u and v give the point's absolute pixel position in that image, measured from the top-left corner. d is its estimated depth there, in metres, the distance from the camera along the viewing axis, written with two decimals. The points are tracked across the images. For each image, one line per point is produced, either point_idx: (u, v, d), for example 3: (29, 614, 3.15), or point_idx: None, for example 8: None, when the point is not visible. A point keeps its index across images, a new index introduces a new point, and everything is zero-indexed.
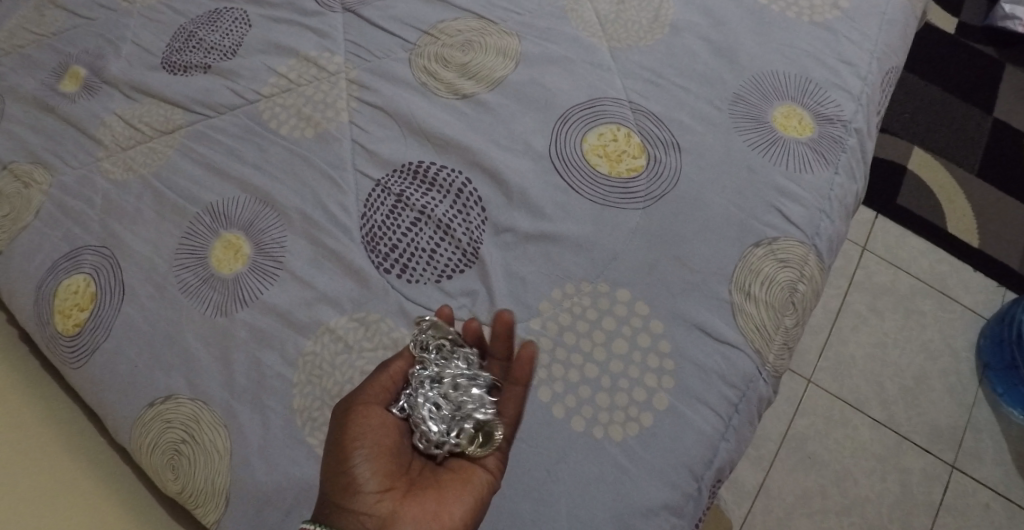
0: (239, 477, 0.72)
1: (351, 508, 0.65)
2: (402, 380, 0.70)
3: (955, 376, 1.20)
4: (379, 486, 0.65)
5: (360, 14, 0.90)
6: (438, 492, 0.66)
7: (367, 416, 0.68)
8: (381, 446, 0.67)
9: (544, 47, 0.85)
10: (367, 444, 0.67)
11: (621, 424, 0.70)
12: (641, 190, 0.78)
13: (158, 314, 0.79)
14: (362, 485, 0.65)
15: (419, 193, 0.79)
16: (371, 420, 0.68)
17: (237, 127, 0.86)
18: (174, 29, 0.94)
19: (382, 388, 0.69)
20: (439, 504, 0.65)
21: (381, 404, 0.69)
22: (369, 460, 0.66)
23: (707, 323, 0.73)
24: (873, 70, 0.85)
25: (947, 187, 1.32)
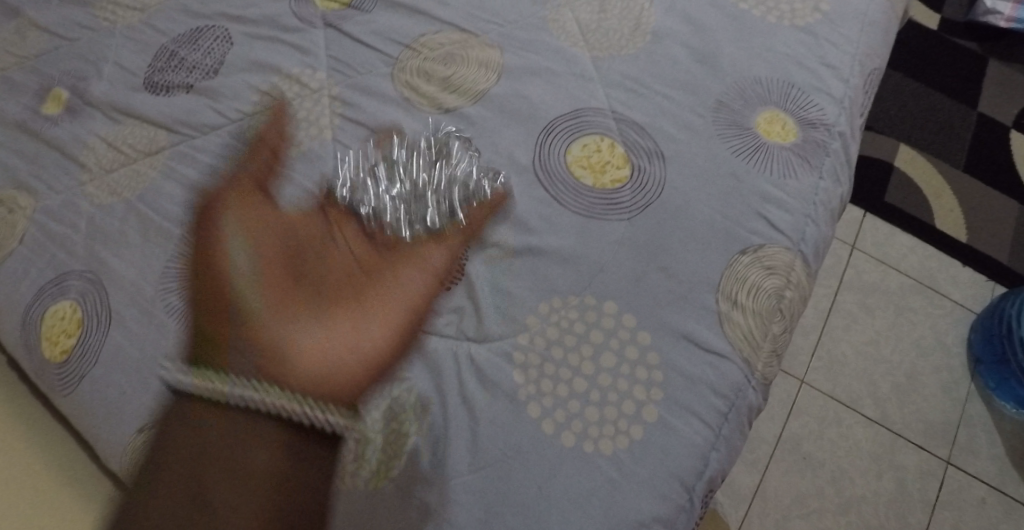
0: (187, 414, 0.72)
1: (254, 364, 0.72)
2: (280, 176, 0.82)
3: (947, 371, 1.20)
4: (290, 318, 0.75)
5: (341, 29, 0.90)
6: (361, 311, 0.75)
7: (238, 200, 0.79)
8: (278, 274, 0.76)
9: (526, 59, 0.85)
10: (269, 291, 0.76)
11: (611, 438, 0.70)
12: (626, 200, 0.78)
13: (145, 338, 0.78)
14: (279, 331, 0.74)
15: (403, 210, 0.79)
16: (286, 217, 0.79)
17: (221, 147, 0.86)
18: (156, 48, 0.93)
19: (253, 180, 0.80)
20: (351, 292, 0.76)
21: (253, 192, 0.80)
22: (281, 322, 0.74)
23: (694, 333, 0.73)
24: (855, 73, 0.85)
25: (934, 182, 1.32)
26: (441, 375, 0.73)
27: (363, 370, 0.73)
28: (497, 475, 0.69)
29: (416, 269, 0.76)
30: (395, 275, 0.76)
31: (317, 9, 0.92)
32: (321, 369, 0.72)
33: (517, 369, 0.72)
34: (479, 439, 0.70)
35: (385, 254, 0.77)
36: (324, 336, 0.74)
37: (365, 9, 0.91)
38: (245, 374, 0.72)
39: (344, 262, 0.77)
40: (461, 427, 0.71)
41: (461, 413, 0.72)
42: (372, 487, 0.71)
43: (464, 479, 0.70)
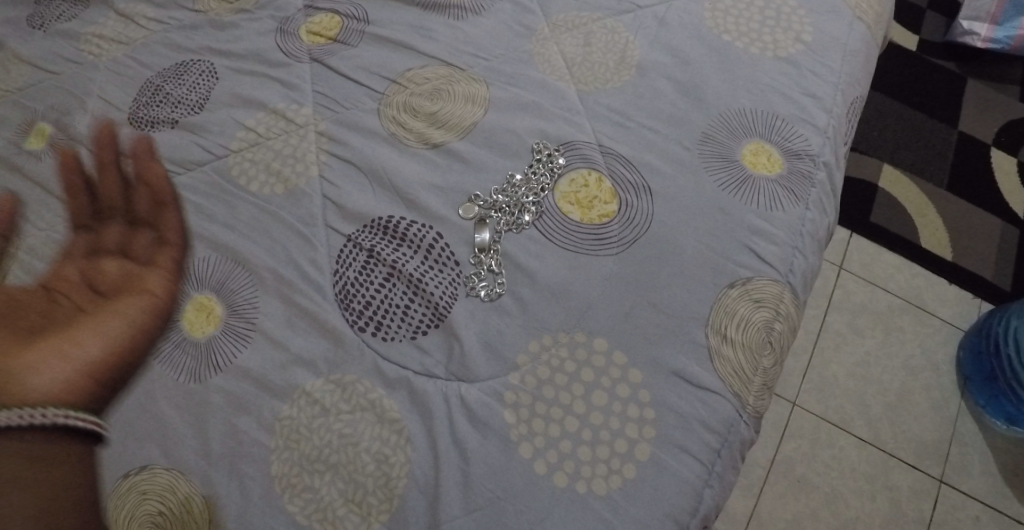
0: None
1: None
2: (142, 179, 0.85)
3: (937, 390, 1.21)
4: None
5: (327, 64, 0.88)
6: (81, 339, 0.76)
7: (112, 166, 0.86)
8: (14, 310, 0.78)
9: (512, 92, 0.85)
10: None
11: (604, 477, 0.71)
12: (613, 236, 0.78)
13: (127, 382, 0.77)
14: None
15: (390, 248, 0.79)
16: (140, 211, 0.83)
17: (206, 184, 0.85)
18: (141, 83, 0.92)
19: (145, 154, 0.87)
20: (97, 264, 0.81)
21: (115, 162, 0.87)
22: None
23: (685, 370, 0.73)
24: (837, 102, 0.85)
25: (918, 201, 1.33)
26: (430, 416, 0.73)
27: (79, 377, 0.74)
28: (489, 517, 0.70)
29: (142, 299, 0.79)
30: (141, 291, 0.79)
31: (301, 42, 0.90)
32: (58, 379, 0.73)
33: (509, 410, 0.73)
34: (472, 481, 0.71)
35: (111, 255, 0.81)
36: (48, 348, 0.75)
37: (350, 43, 0.90)
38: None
39: (80, 297, 0.79)
40: (453, 469, 0.71)
41: (453, 455, 0.72)
42: None
43: (458, 521, 0.70)
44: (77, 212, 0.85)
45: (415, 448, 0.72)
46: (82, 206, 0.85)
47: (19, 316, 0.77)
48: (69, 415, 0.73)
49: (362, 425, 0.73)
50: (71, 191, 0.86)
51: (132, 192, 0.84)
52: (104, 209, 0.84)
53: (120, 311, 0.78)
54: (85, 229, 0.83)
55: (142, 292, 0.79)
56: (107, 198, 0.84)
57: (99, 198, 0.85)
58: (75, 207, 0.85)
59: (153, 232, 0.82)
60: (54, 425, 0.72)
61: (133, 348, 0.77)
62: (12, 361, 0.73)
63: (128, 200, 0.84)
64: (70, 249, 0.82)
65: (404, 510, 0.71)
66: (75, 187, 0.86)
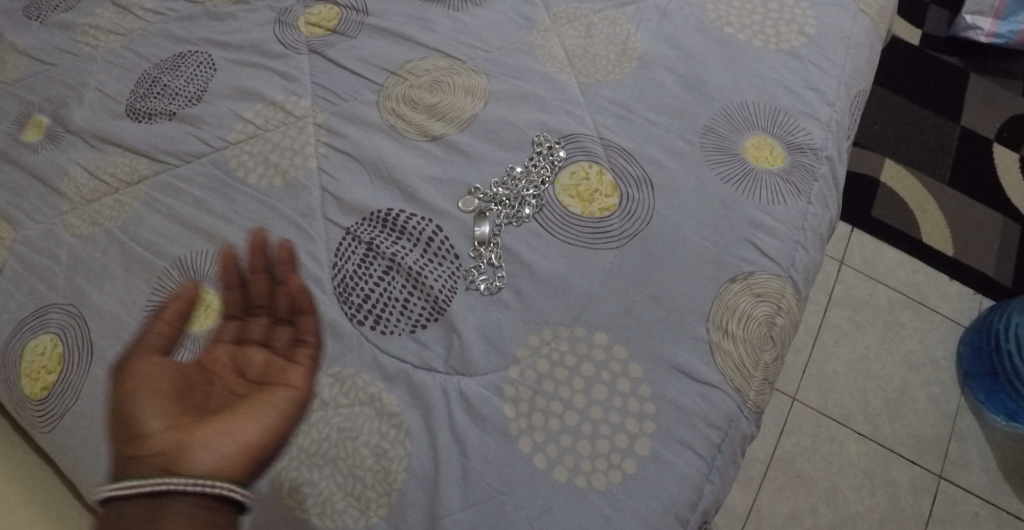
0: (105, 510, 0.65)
1: (140, 446, 0.68)
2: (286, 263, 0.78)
3: (937, 385, 1.20)
4: (146, 399, 0.70)
5: (326, 56, 0.88)
6: (227, 423, 0.69)
7: (258, 254, 0.79)
8: (167, 389, 0.71)
9: (512, 85, 0.84)
10: (149, 396, 0.70)
11: (604, 472, 0.70)
12: (614, 229, 0.77)
13: (264, 463, 0.70)
14: (150, 429, 0.68)
15: (390, 241, 0.79)
16: (274, 297, 0.77)
17: (204, 176, 0.84)
18: (138, 74, 0.91)
19: (284, 255, 0.78)
20: (225, 355, 0.75)
21: (284, 261, 0.78)
22: (154, 406, 0.70)
23: (686, 365, 0.73)
24: (840, 96, 0.85)
25: (919, 196, 1.32)
26: (429, 410, 0.73)
27: (231, 462, 0.68)
28: (488, 512, 0.70)
29: (283, 394, 0.73)
30: (285, 383, 0.73)
31: (300, 34, 0.90)
32: (216, 457, 0.67)
33: (509, 404, 0.72)
34: (471, 475, 0.70)
35: (241, 347, 0.75)
36: (224, 441, 0.68)
37: (349, 35, 0.89)
38: (148, 475, 0.65)
39: (229, 382, 0.73)
40: (452, 464, 0.71)
41: (452, 450, 0.71)
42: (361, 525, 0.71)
43: (457, 516, 0.70)
44: (233, 297, 0.77)
45: (414, 442, 0.72)
46: (228, 289, 0.78)
47: (177, 390, 0.71)
48: (221, 483, 0.66)
49: (361, 419, 0.73)
50: (227, 272, 0.78)
51: (278, 289, 0.77)
52: (241, 300, 0.77)
53: (267, 403, 0.72)
54: (234, 318, 0.76)
55: (283, 386, 0.73)
56: (252, 274, 0.78)
57: (247, 281, 0.78)
58: (227, 296, 0.77)
59: (297, 327, 0.76)
60: (209, 494, 0.65)
61: (275, 438, 0.71)
62: (184, 435, 0.68)
63: (277, 286, 0.77)
64: (218, 334, 0.76)
65: (403, 504, 0.71)
66: (230, 269, 0.78)
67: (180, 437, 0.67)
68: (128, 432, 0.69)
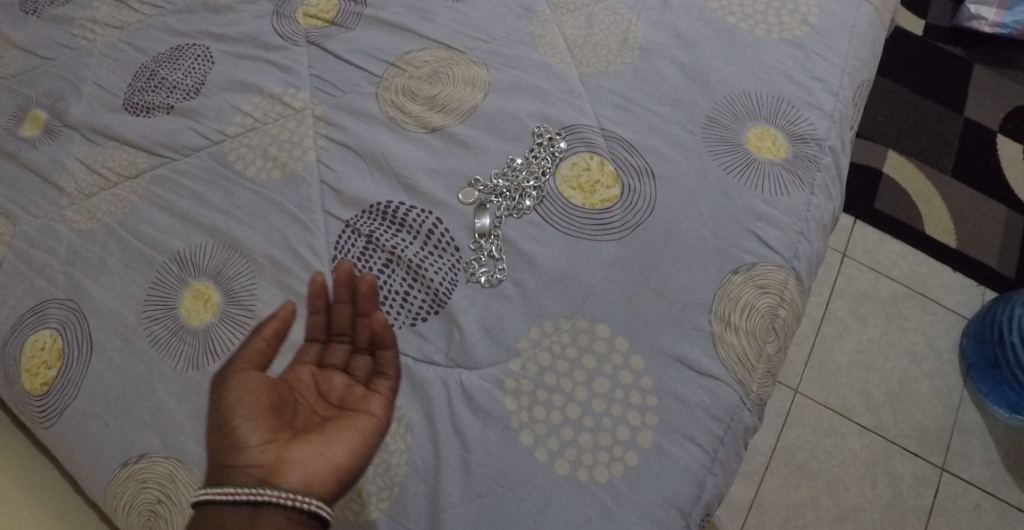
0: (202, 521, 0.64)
1: (240, 460, 0.66)
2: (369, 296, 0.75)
3: (940, 378, 1.20)
4: (246, 414, 0.68)
5: (324, 47, 0.87)
6: (314, 443, 0.67)
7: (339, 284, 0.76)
8: (272, 403, 0.69)
9: (513, 75, 0.83)
10: (245, 408, 0.68)
11: (606, 465, 0.70)
12: (616, 221, 0.77)
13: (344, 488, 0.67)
14: (247, 444, 0.66)
15: (389, 234, 0.78)
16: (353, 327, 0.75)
17: (203, 170, 0.84)
18: (136, 68, 0.90)
19: (366, 289, 0.75)
20: (307, 379, 0.72)
21: (366, 292, 0.75)
22: (253, 419, 0.67)
23: (688, 357, 0.72)
24: (844, 85, 0.84)
25: (922, 187, 1.31)
26: (430, 404, 0.72)
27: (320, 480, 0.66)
28: (489, 506, 0.69)
29: (365, 421, 0.70)
30: (367, 410, 0.71)
31: (298, 25, 0.89)
32: (307, 473, 0.65)
33: (510, 397, 0.72)
34: (472, 469, 0.70)
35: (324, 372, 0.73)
36: (308, 460, 0.66)
37: (348, 26, 0.88)
38: (245, 485, 0.64)
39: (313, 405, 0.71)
40: (453, 457, 0.71)
41: (453, 443, 0.71)
42: (361, 519, 0.70)
43: (458, 509, 0.69)
44: (315, 322, 0.75)
45: (415, 436, 0.72)
46: (318, 312, 0.75)
47: (273, 406, 0.69)
48: (313, 500, 0.64)
49: None
50: (310, 298, 0.76)
51: (360, 318, 0.75)
52: (323, 326, 0.75)
53: (349, 427, 0.69)
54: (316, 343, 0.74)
55: (364, 412, 0.71)
56: (336, 299, 0.75)
57: (331, 307, 0.75)
58: (311, 320, 0.75)
59: (377, 360, 0.74)
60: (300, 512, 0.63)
61: (356, 464, 0.68)
62: (281, 451, 0.66)
63: (358, 314, 0.75)
64: (301, 357, 0.74)
65: (403, 498, 0.70)
66: (318, 297, 0.75)
67: (272, 454, 0.65)
68: (224, 442, 0.67)
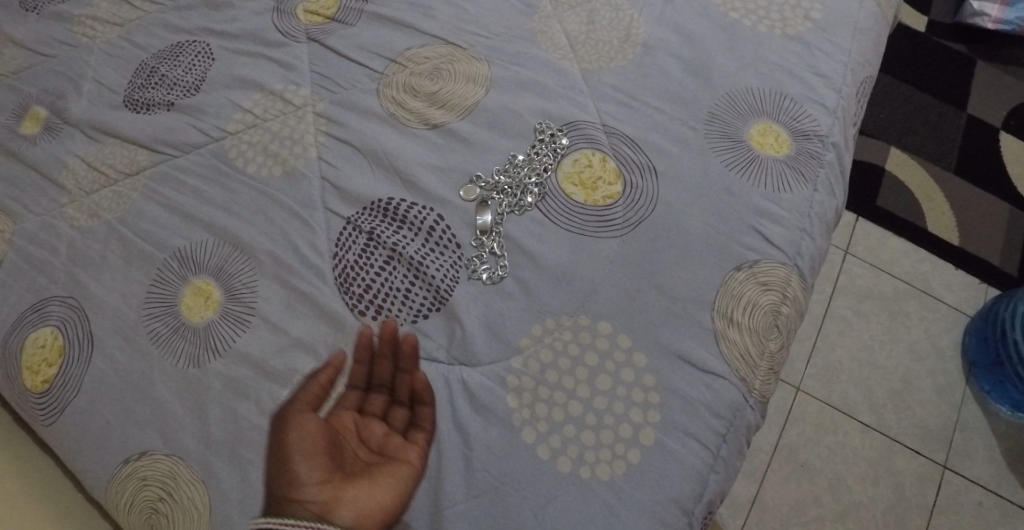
0: None
1: (297, 498, 0.69)
2: (411, 355, 0.74)
3: (942, 375, 1.19)
4: (300, 453, 0.71)
5: (325, 43, 0.87)
6: (359, 490, 0.69)
7: (383, 339, 0.74)
8: (322, 447, 0.71)
9: (514, 72, 0.83)
10: (301, 450, 0.71)
11: (608, 463, 0.70)
12: (618, 217, 0.76)
13: None
14: (304, 487, 0.69)
15: (390, 231, 0.78)
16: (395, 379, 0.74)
17: (203, 167, 0.83)
18: (136, 65, 0.90)
19: (407, 347, 0.74)
20: (353, 424, 0.73)
21: (409, 349, 0.74)
22: (308, 461, 0.70)
23: (691, 354, 0.72)
24: (847, 82, 0.84)
25: (925, 184, 1.31)
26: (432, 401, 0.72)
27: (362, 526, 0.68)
28: (491, 503, 0.69)
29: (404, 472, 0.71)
30: (406, 460, 0.71)
31: (299, 21, 0.89)
32: (354, 516, 0.68)
33: (511, 394, 0.72)
34: (473, 467, 0.70)
35: (368, 418, 0.73)
36: (355, 505, 0.69)
37: (349, 22, 0.88)
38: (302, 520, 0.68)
39: (357, 449, 0.72)
40: (455, 455, 0.71)
41: (454, 441, 0.71)
42: None
43: (460, 507, 0.69)
44: (357, 371, 0.74)
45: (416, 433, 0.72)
46: (361, 361, 0.74)
47: (325, 450, 0.71)
48: None
49: None
50: (355, 348, 0.75)
51: (402, 371, 0.74)
52: (364, 375, 0.74)
53: (388, 478, 0.70)
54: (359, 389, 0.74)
55: (403, 463, 0.71)
56: (379, 351, 0.74)
57: (375, 357, 0.75)
58: (354, 368, 0.74)
59: (415, 413, 0.73)
60: None
61: (394, 512, 0.70)
62: (332, 494, 0.69)
63: (399, 367, 0.74)
64: (343, 402, 0.74)
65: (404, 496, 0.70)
66: (363, 349, 0.74)
67: (323, 496, 0.69)
68: (282, 478, 0.70)
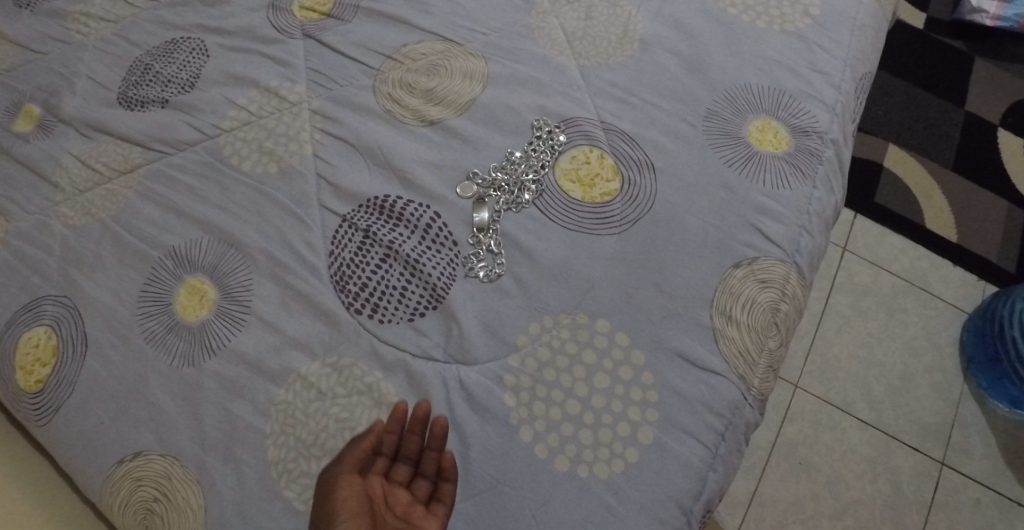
0: None
1: None
2: (440, 434, 0.70)
3: (941, 372, 1.19)
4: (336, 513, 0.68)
5: (321, 40, 0.86)
6: None
7: (416, 415, 0.71)
8: (355, 512, 0.68)
9: (511, 68, 0.82)
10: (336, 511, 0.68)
11: (606, 461, 0.69)
12: (616, 214, 0.76)
13: None
14: None
15: (387, 229, 0.77)
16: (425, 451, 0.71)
17: (198, 164, 0.83)
18: (130, 62, 0.89)
19: (439, 428, 0.70)
20: (382, 489, 0.70)
21: (440, 428, 0.70)
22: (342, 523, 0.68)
23: (689, 352, 0.72)
24: (846, 78, 0.83)
25: (923, 181, 1.30)
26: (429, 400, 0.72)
27: None
28: (488, 503, 0.69)
29: None
30: None
31: (294, 18, 0.88)
32: None
33: (509, 393, 0.71)
34: (470, 466, 0.70)
35: (396, 484, 0.71)
36: None
37: (344, 18, 0.87)
38: None
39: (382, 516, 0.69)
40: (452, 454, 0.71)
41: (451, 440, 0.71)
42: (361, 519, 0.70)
43: (457, 507, 0.69)
44: (388, 440, 0.71)
45: None
46: (391, 431, 0.71)
47: (358, 514, 0.68)
48: None
49: (359, 409, 0.72)
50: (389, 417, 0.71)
51: (433, 447, 0.70)
52: (393, 444, 0.71)
53: None
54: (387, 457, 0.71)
55: None
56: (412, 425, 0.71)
57: (406, 428, 0.71)
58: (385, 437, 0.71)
59: (439, 490, 0.70)
60: None
61: None
62: None
63: (429, 443, 0.70)
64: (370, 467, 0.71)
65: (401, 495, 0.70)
66: (394, 421, 0.71)
67: None
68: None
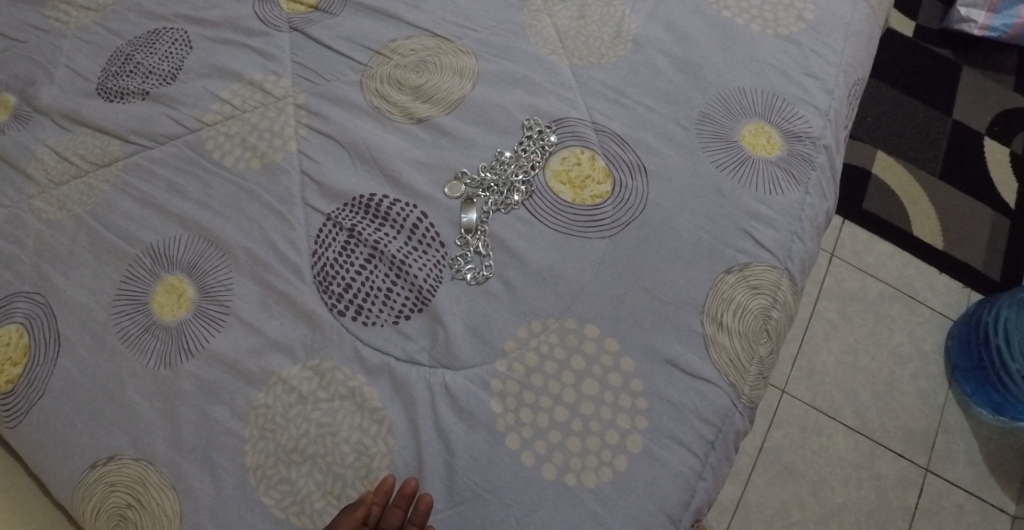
0: None
1: None
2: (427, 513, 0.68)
3: (926, 379, 1.18)
4: None
5: (307, 33, 0.84)
6: None
7: (405, 492, 0.68)
8: None
9: (502, 66, 0.80)
10: None
11: (594, 470, 0.68)
12: (607, 217, 0.74)
13: None
14: None
15: (372, 228, 0.75)
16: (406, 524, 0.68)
17: (179, 159, 0.80)
18: (110, 52, 0.86)
19: (425, 508, 0.68)
20: None
21: (426, 508, 0.68)
22: None
23: (679, 358, 0.71)
24: (840, 84, 0.82)
25: (911, 188, 1.30)
26: (413, 405, 0.70)
27: None
28: (473, 511, 0.68)
29: None
30: None
31: (281, 10, 0.85)
32: None
33: (495, 398, 0.70)
34: (455, 474, 0.68)
35: None
36: None
37: (332, 12, 0.85)
38: None
39: None
40: (437, 460, 0.69)
41: (436, 446, 0.69)
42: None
43: (443, 515, 0.68)
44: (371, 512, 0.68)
45: (397, 438, 0.70)
46: (377, 502, 0.68)
47: None
48: None
49: (342, 414, 0.70)
50: (376, 487, 0.68)
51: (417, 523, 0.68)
52: (378, 515, 0.68)
53: None
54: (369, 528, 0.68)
55: None
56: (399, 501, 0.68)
57: (391, 500, 0.68)
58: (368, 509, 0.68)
59: None
60: None
61: None
62: None
63: (411, 517, 0.68)
64: None
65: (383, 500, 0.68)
66: (380, 493, 0.68)
67: None
68: None
